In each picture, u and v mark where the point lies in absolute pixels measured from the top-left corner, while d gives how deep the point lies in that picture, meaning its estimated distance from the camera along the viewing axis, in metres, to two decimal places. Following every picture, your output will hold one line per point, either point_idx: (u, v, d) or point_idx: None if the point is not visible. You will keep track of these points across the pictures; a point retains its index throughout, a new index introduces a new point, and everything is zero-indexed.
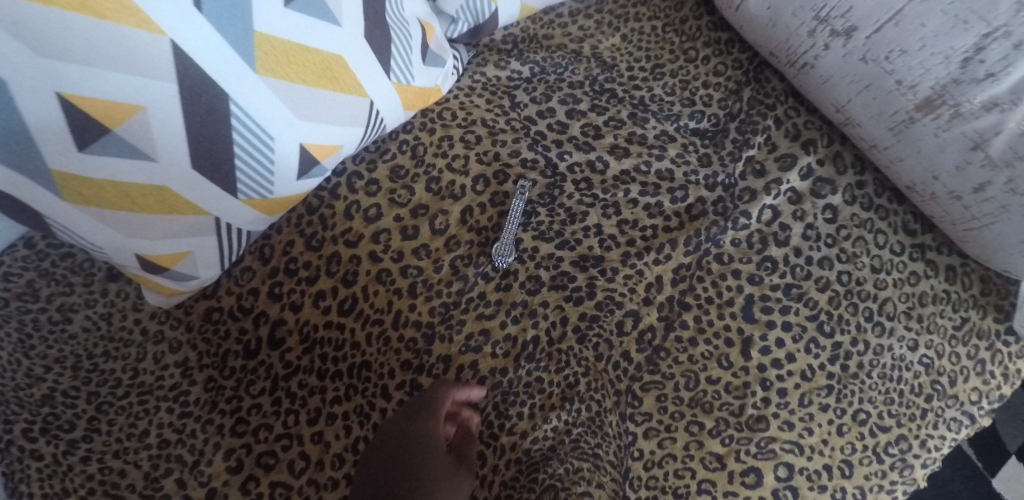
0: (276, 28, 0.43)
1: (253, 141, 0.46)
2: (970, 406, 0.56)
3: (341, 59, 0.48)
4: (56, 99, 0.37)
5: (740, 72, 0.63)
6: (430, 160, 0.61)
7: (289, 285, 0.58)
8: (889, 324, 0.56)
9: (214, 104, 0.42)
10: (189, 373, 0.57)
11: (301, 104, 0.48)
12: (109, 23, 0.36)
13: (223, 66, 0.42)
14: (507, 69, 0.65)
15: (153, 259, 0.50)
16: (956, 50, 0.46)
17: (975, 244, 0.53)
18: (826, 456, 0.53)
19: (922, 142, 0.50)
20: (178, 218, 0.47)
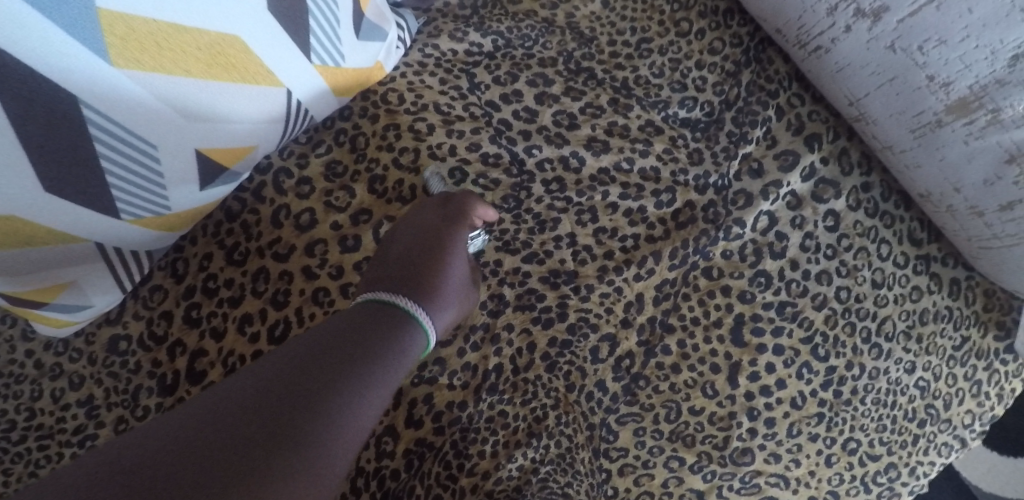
0: (136, 5, 0.31)
1: (126, 150, 0.36)
2: (962, 430, 0.52)
3: (238, 40, 0.37)
4: None
5: (739, 50, 0.54)
6: (372, 155, 0.51)
7: (209, 308, 0.49)
8: (887, 345, 0.51)
9: (61, 111, 0.32)
10: (94, 413, 0.49)
11: (193, 101, 0.37)
12: None
13: (63, 63, 0.30)
14: (465, 41, 0.54)
15: (22, 294, 0.40)
16: (1005, 45, 0.38)
17: (989, 261, 0.48)
18: (813, 488, 0.50)
19: (947, 148, 0.43)
20: (42, 249, 0.37)
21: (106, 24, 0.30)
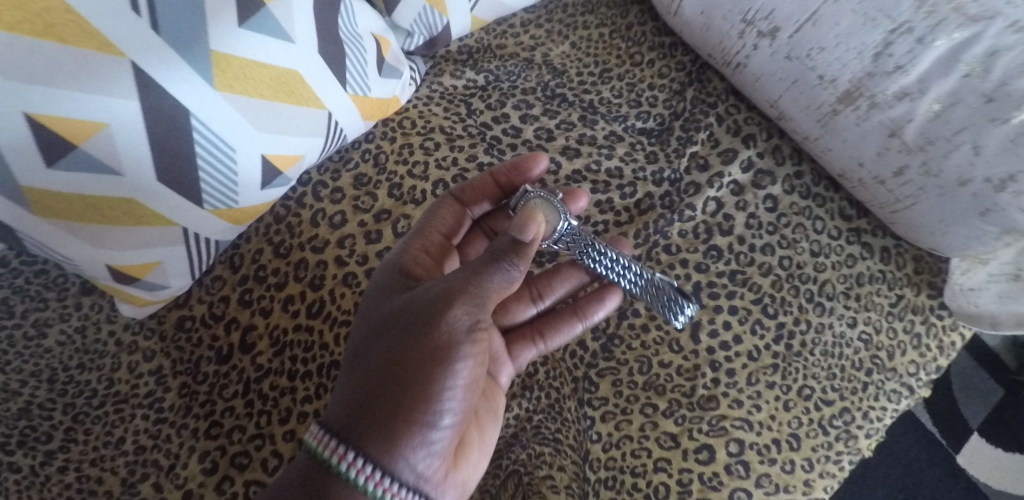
0: (235, 48, 0.46)
1: (214, 152, 0.49)
2: (909, 378, 0.59)
3: (297, 75, 0.51)
4: (24, 119, 0.40)
5: (683, 74, 0.67)
6: (391, 168, 0.63)
7: (259, 291, 0.61)
8: (829, 303, 0.59)
9: (176, 120, 0.45)
10: (163, 380, 0.59)
11: (261, 117, 0.50)
12: (70, 46, 0.39)
13: (183, 85, 0.44)
14: (462, 78, 0.67)
15: (123, 270, 0.52)
16: (867, 45, 0.50)
17: (905, 225, 0.56)
18: (775, 431, 0.57)
19: (846, 131, 0.54)
20: (146, 229, 0.50)
21: (216, 59, 0.45)
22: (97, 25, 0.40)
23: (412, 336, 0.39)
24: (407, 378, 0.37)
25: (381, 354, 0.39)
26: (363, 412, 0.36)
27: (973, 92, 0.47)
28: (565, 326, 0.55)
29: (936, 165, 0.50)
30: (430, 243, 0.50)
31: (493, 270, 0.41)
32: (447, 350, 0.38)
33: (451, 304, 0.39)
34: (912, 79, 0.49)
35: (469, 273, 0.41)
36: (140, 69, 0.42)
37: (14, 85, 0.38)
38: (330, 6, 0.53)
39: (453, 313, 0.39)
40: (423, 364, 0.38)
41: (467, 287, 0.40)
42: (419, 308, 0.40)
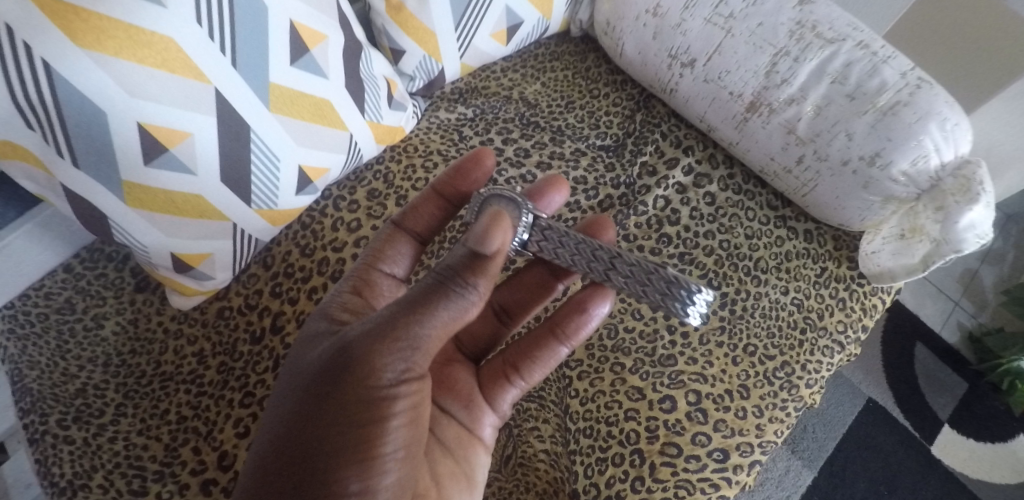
0: (285, 80, 0.61)
1: (264, 161, 0.63)
2: (838, 335, 0.70)
3: (330, 103, 0.65)
4: (137, 127, 0.53)
5: (632, 103, 0.83)
6: (398, 184, 0.76)
7: (288, 284, 0.71)
8: (764, 276, 0.72)
9: (241, 133, 0.59)
10: (203, 360, 0.69)
11: (302, 135, 0.64)
12: (176, 75, 0.53)
13: (247, 106, 0.59)
14: (455, 112, 0.81)
15: (183, 258, 0.64)
16: (759, 67, 0.65)
17: (816, 207, 0.69)
18: (726, 382, 0.67)
19: (756, 134, 0.68)
20: (206, 222, 0.63)
21: (272, 88, 0.60)
22: (196, 61, 0.54)
23: (339, 396, 0.41)
24: (338, 437, 0.41)
25: (310, 409, 0.42)
26: (298, 466, 0.41)
27: (840, 94, 0.62)
28: (545, 351, 0.56)
29: (825, 151, 0.64)
30: (371, 277, 0.54)
31: (425, 315, 0.40)
32: (379, 408, 0.41)
33: (373, 360, 0.40)
34: (795, 89, 0.64)
35: (393, 319, 0.40)
36: (223, 95, 0.57)
37: (134, 101, 0.52)
38: (353, 54, 0.68)
39: (372, 380, 0.40)
40: (353, 422, 0.41)
41: (392, 340, 0.40)
42: (341, 364, 0.41)
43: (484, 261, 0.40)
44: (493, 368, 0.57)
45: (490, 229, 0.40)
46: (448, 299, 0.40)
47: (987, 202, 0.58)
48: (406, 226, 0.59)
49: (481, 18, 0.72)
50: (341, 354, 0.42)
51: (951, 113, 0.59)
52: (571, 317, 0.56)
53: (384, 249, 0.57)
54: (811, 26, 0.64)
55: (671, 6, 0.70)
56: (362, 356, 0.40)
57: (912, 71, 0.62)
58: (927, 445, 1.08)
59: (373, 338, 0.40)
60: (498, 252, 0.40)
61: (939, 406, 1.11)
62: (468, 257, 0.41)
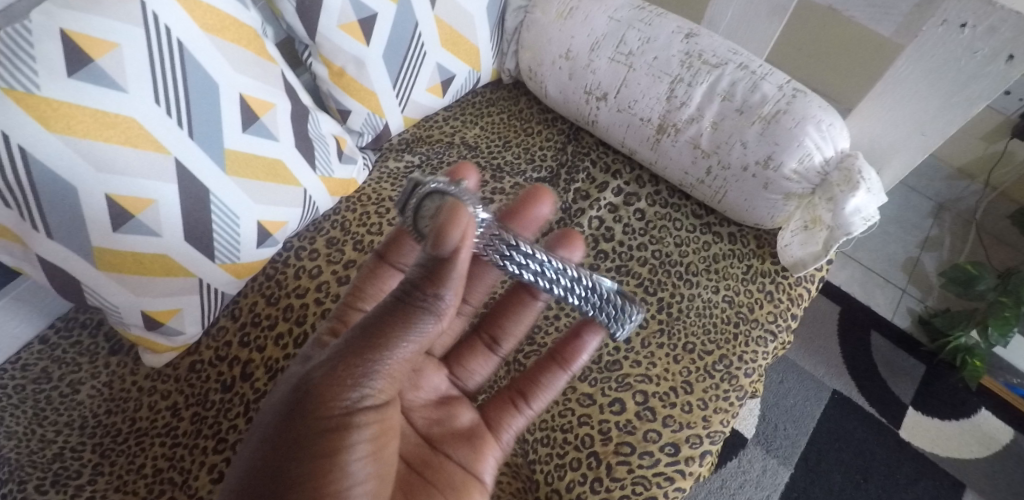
0: (239, 146, 0.67)
1: (225, 219, 0.69)
2: (770, 325, 0.76)
3: (282, 163, 0.72)
4: (106, 197, 0.60)
5: (562, 137, 0.91)
6: (355, 230, 0.83)
7: (256, 333, 0.76)
8: (695, 278, 0.78)
9: (201, 196, 0.65)
10: (178, 412, 0.72)
11: (258, 193, 0.70)
12: (139, 149, 0.60)
13: (207, 172, 0.65)
14: (403, 161, 0.89)
15: (153, 315, 0.69)
16: (661, 94, 0.74)
17: (732, 211, 0.77)
18: (670, 380, 0.72)
19: (670, 152, 0.76)
20: (172, 279, 0.68)
21: (229, 154, 0.66)
22: (158, 135, 0.61)
23: (303, 420, 0.43)
24: (301, 462, 0.43)
25: (278, 433, 0.45)
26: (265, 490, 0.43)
27: (731, 109, 0.71)
28: (547, 377, 0.61)
29: (727, 160, 0.72)
30: (348, 317, 0.58)
31: (384, 334, 0.42)
32: (340, 432, 0.43)
33: (336, 384, 0.43)
34: (693, 110, 0.73)
35: (352, 341, 0.43)
36: (183, 163, 0.63)
37: (102, 174, 0.59)
38: (300, 118, 0.74)
39: (337, 398, 0.43)
40: (315, 445, 0.43)
41: (353, 361, 0.43)
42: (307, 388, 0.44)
43: (439, 271, 0.41)
44: (500, 397, 0.62)
45: (441, 227, 0.39)
46: (406, 316, 0.42)
47: (869, 187, 0.66)
48: (388, 260, 0.62)
49: (415, 76, 0.81)
50: (309, 378, 0.44)
51: (825, 116, 0.68)
52: (568, 343, 0.62)
53: (363, 288, 0.61)
54: (698, 55, 0.73)
55: (580, 49, 0.78)
56: (327, 374, 0.43)
57: (789, 83, 0.71)
58: (894, 429, 1.11)
59: (337, 357, 0.43)
60: (459, 258, 0.40)
61: (902, 391, 1.14)
62: (425, 268, 0.41)
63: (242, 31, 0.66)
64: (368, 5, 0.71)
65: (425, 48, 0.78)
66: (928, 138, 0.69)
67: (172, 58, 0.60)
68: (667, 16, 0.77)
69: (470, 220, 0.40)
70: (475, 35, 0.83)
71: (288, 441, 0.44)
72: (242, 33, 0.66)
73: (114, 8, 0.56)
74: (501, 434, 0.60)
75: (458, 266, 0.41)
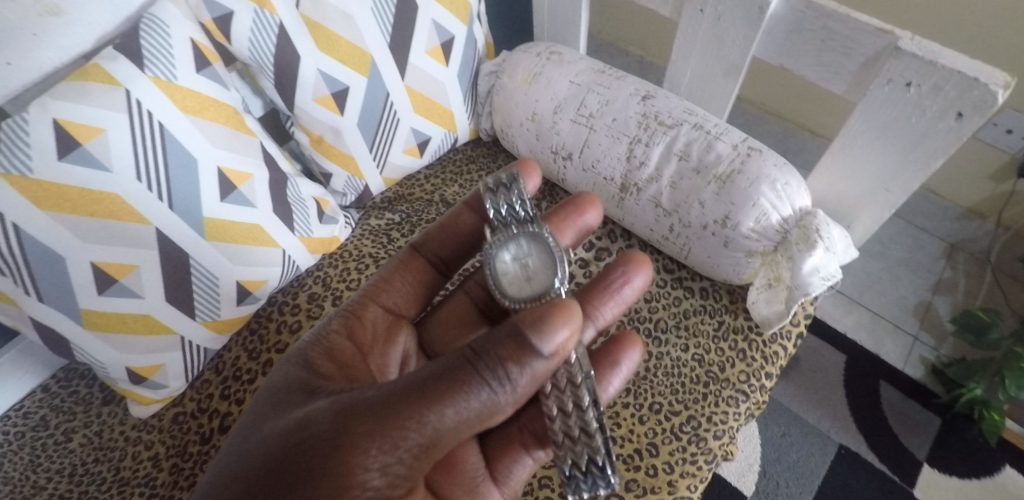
0: (217, 214, 0.72)
1: (204, 281, 0.73)
2: (742, 385, 0.73)
3: (260, 227, 0.76)
4: (91, 265, 0.65)
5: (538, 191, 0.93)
6: (335, 286, 0.85)
7: (236, 386, 0.79)
8: (664, 335, 0.77)
9: (181, 261, 0.70)
10: (158, 462, 0.75)
11: (235, 255, 0.74)
12: (122, 221, 0.65)
13: (186, 238, 0.70)
14: (384, 218, 0.92)
15: (138, 371, 0.73)
16: (621, 154, 0.76)
17: (700, 267, 0.76)
18: (634, 441, 0.70)
19: (634, 210, 0.77)
20: (154, 337, 0.72)
21: (208, 222, 0.71)
22: (138, 207, 0.66)
23: (326, 460, 0.43)
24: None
25: (284, 461, 0.44)
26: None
27: (687, 169, 0.72)
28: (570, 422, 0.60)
29: (687, 219, 0.72)
30: (365, 311, 0.62)
31: (441, 393, 0.44)
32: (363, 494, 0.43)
33: (376, 437, 0.43)
34: (651, 170, 0.74)
35: (409, 398, 0.44)
36: (163, 232, 0.68)
37: (87, 245, 0.64)
38: (279, 184, 0.79)
39: (370, 451, 0.43)
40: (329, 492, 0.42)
41: (401, 418, 0.43)
42: (343, 430, 0.44)
43: (528, 355, 0.44)
44: (508, 436, 0.60)
45: (555, 323, 0.45)
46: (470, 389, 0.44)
47: (828, 246, 0.65)
48: (424, 250, 0.67)
49: (390, 140, 0.85)
50: (343, 416, 0.45)
51: (779, 175, 0.68)
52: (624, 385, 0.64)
53: (392, 282, 0.65)
54: (654, 117, 0.75)
55: (544, 113, 0.81)
56: (369, 423, 0.43)
57: (745, 142, 0.72)
58: (908, 489, 1.03)
59: (385, 411, 0.44)
60: (554, 352, 0.45)
61: (915, 446, 1.07)
62: (505, 344, 0.45)
63: (220, 110, 0.72)
64: (340, 80, 0.76)
65: (398, 115, 0.84)
66: (892, 192, 0.71)
67: (153, 138, 0.65)
68: (626, 79, 0.80)
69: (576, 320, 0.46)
70: (448, 100, 0.89)
71: (298, 479, 0.43)
72: (220, 112, 0.72)
73: (101, 98, 0.63)
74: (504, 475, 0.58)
75: (549, 357, 0.45)
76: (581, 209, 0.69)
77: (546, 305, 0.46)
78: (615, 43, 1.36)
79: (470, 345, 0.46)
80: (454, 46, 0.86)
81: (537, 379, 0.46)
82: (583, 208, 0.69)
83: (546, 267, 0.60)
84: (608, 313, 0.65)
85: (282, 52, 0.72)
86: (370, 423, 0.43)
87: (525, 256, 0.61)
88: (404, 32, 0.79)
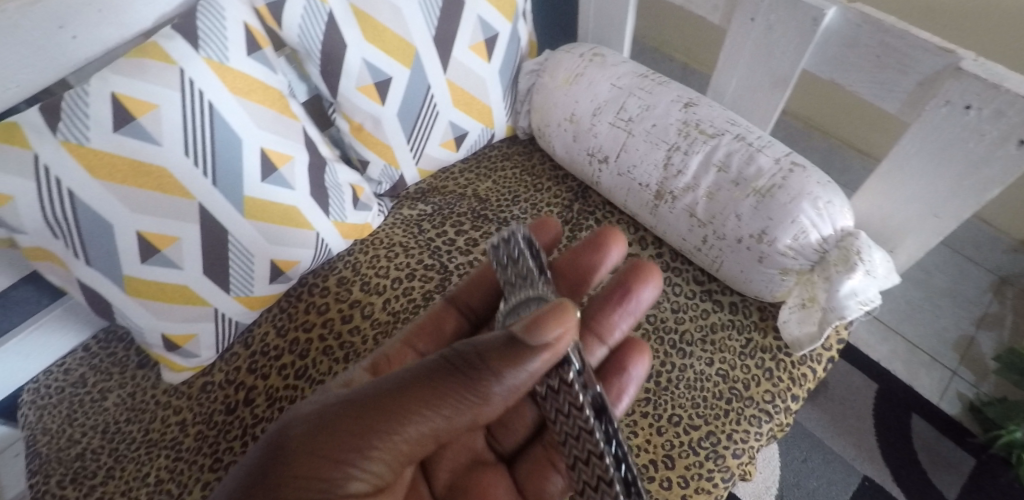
0: (257, 193, 0.74)
1: (240, 257, 0.75)
2: (766, 405, 0.71)
3: (297, 209, 0.78)
4: (136, 233, 0.68)
5: (570, 193, 0.92)
6: (364, 272, 0.86)
7: (263, 361, 0.81)
8: (689, 348, 0.76)
9: (219, 236, 0.73)
10: (185, 428, 0.77)
11: (271, 235, 0.76)
12: (168, 193, 0.68)
13: (226, 215, 0.72)
14: (416, 209, 0.93)
15: (172, 338, 0.76)
16: (658, 161, 0.75)
17: (732, 281, 0.74)
18: (650, 452, 0.69)
19: (667, 218, 0.76)
20: (190, 307, 0.75)
21: (248, 200, 0.73)
22: (184, 181, 0.68)
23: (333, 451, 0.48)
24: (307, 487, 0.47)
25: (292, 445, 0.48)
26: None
27: (725, 181, 0.70)
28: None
29: (721, 231, 0.71)
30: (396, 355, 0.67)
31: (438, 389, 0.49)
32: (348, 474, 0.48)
33: (372, 429, 0.48)
34: (688, 179, 0.73)
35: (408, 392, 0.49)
36: (205, 208, 0.70)
37: (134, 214, 0.67)
38: (317, 169, 0.81)
39: (368, 438, 0.48)
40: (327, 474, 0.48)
41: (399, 410, 0.49)
42: (342, 421, 0.49)
43: (522, 357, 0.48)
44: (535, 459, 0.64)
45: (550, 323, 0.47)
46: (463, 389, 0.49)
47: (868, 270, 0.63)
48: (453, 303, 0.72)
49: (428, 132, 0.86)
50: (344, 410, 0.50)
51: (822, 193, 0.66)
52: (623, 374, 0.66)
53: (420, 330, 0.70)
54: (694, 125, 0.74)
55: (583, 114, 0.81)
56: (370, 414, 0.49)
57: (787, 157, 0.70)
58: None
59: (384, 402, 0.49)
60: (547, 347, 0.48)
61: (945, 484, 1.02)
62: (499, 344, 0.49)
63: (267, 92, 0.74)
64: (383, 70, 0.78)
65: (438, 108, 0.85)
66: (943, 219, 0.68)
67: (203, 116, 0.68)
68: (669, 85, 0.79)
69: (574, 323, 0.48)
70: (487, 96, 0.89)
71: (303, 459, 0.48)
72: (267, 94, 0.74)
73: (157, 74, 0.65)
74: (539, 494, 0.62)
75: (542, 359, 0.49)
76: (597, 247, 0.72)
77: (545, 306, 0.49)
78: (660, 48, 1.34)
79: (463, 348, 0.51)
80: (498, 43, 0.87)
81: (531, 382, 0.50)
82: (600, 246, 0.72)
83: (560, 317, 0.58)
84: (619, 328, 0.70)
85: (330, 40, 0.73)
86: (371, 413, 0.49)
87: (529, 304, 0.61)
88: (449, 26, 0.80)
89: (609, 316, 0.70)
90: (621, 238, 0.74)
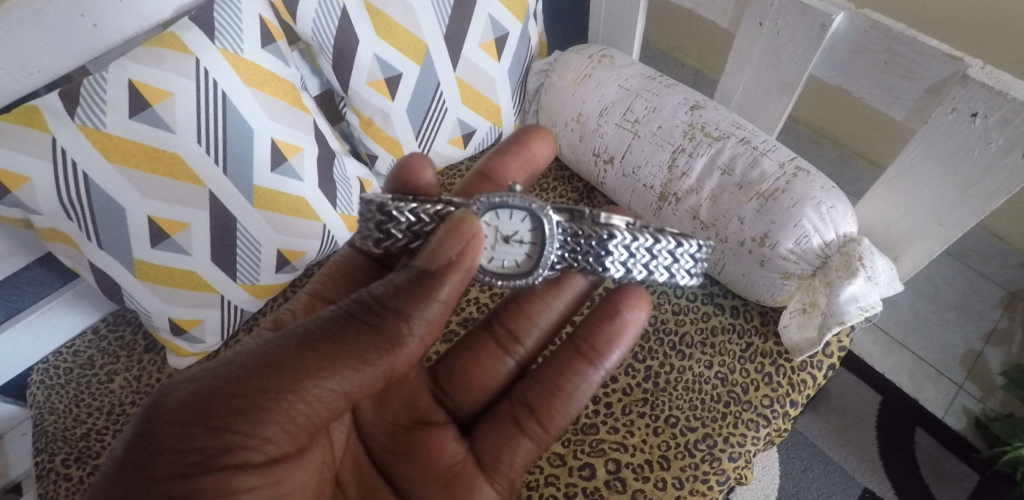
0: (265, 183, 0.74)
1: (248, 246, 0.76)
2: (764, 409, 0.71)
3: (304, 201, 0.78)
4: (147, 219, 0.69)
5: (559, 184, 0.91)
6: None
7: None
8: (688, 350, 0.76)
9: (227, 224, 0.74)
10: None
11: (278, 223, 0.77)
12: (179, 180, 0.69)
13: (234, 203, 0.73)
14: None
15: (179, 322, 0.77)
16: (663, 162, 0.75)
17: (734, 284, 0.74)
18: (646, 452, 0.69)
19: (670, 219, 0.76)
20: (196, 293, 0.76)
21: (257, 190, 0.74)
22: (195, 169, 0.70)
23: (226, 399, 0.42)
24: (177, 463, 0.40)
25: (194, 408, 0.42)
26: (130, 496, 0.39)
27: (729, 184, 0.71)
28: (578, 376, 0.58)
29: (724, 233, 0.71)
30: (313, 308, 0.63)
31: (347, 333, 0.45)
32: (246, 430, 0.41)
33: (259, 390, 0.42)
34: (692, 180, 0.73)
35: (316, 335, 0.45)
36: (215, 196, 0.72)
37: (147, 200, 0.69)
38: (327, 161, 0.81)
39: (263, 377, 0.43)
40: (207, 446, 0.41)
41: (303, 348, 0.44)
42: (224, 382, 0.42)
43: (429, 282, 0.46)
44: (498, 422, 0.57)
45: (456, 236, 0.46)
46: (374, 335, 0.45)
47: (869, 276, 0.63)
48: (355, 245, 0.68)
49: (437, 129, 0.87)
50: (224, 371, 0.43)
51: (826, 198, 0.66)
52: (597, 333, 0.59)
53: (331, 277, 0.66)
54: (700, 127, 0.74)
55: (590, 114, 0.82)
56: (267, 359, 0.43)
57: (792, 161, 0.70)
58: None
59: (286, 346, 0.44)
60: (453, 262, 0.46)
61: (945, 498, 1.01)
62: (414, 274, 0.46)
63: (279, 84, 0.75)
64: (394, 66, 0.79)
65: (447, 105, 0.86)
66: (946, 227, 0.68)
67: (216, 105, 0.69)
68: (675, 88, 0.80)
69: (480, 236, 0.47)
70: (496, 95, 0.91)
71: (197, 413, 0.41)
72: (280, 87, 0.75)
73: (173, 63, 0.67)
74: (506, 464, 0.55)
75: (450, 276, 0.46)
76: (525, 144, 0.71)
77: (443, 228, 0.47)
78: (671, 53, 1.35)
79: (368, 293, 0.47)
80: (508, 42, 0.88)
81: (446, 305, 0.47)
82: (526, 143, 0.71)
83: (536, 242, 0.57)
84: (528, 168, 0.71)
85: (343, 34, 0.75)
86: (271, 357, 0.44)
87: (493, 232, 0.57)
88: (461, 24, 0.81)
89: (510, 167, 0.70)
90: (548, 137, 0.73)
